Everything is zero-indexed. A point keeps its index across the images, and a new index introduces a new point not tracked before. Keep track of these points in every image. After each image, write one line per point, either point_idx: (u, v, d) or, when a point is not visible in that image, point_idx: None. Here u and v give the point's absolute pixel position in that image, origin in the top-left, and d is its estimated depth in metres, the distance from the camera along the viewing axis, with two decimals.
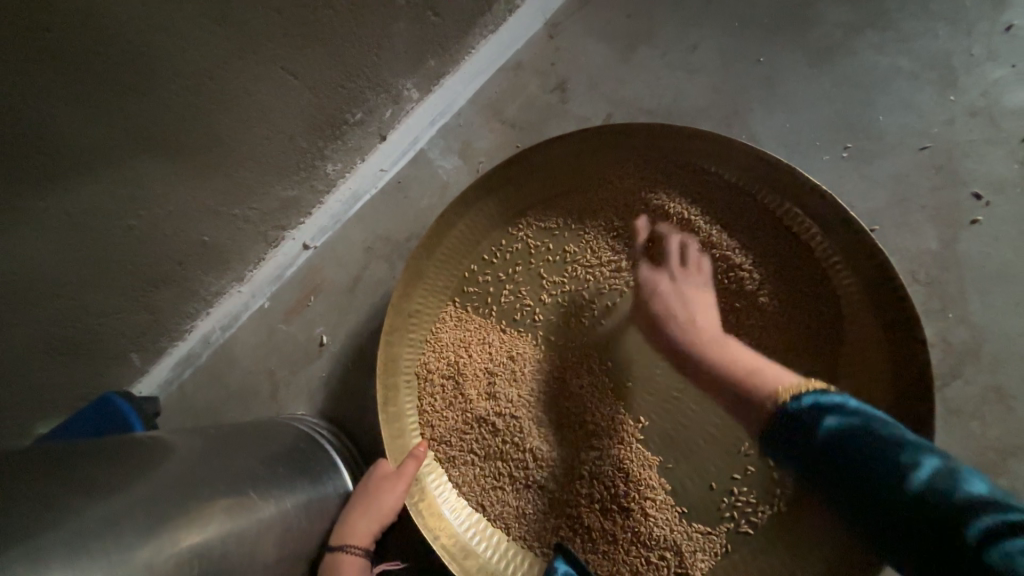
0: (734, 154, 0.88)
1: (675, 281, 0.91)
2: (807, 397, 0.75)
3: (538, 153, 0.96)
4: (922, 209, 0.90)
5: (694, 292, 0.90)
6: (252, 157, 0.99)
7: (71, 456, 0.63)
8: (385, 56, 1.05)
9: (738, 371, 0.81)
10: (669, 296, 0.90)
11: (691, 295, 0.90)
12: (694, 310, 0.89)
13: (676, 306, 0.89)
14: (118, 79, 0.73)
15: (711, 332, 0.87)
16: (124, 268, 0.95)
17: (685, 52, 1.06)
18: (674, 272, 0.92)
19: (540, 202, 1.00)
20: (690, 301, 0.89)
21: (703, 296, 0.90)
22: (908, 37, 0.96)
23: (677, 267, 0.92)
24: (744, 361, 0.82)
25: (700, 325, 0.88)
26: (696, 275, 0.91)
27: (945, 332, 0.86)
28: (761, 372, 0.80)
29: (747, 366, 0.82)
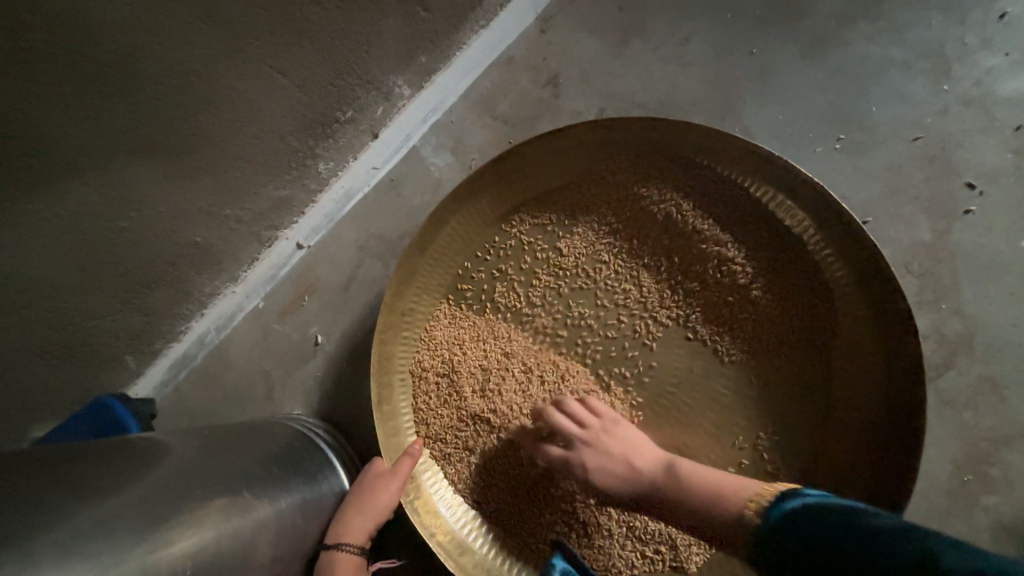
0: (725, 147, 0.87)
1: (596, 433, 0.85)
2: (769, 512, 0.63)
3: (529, 148, 0.95)
4: (915, 200, 0.90)
5: (615, 435, 0.84)
6: (243, 156, 0.99)
7: (64, 460, 0.63)
8: (375, 53, 1.04)
9: (697, 498, 0.72)
10: (604, 445, 0.83)
11: (618, 436, 0.84)
12: (628, 447, 0.82)
13: (614, 466, 0.82)
14: (104, 79, 0.72)
15: (653, 464, 0.80)
16: (116, 271, 0.94)
17: (678, 45, 1.05)
18: (585, 420, 0.86)
19: (532, 198, 1.00)
20: (618, 448, 0.83)
21: (621, 432, 0.84)
22: (901, 27, 0.95)
23: (582, 422, 0.86)
24: (691, 479, 0.74)
25: (643, 467, 0.80)
26: (600, 414, 0.87)
27: (938, 323, 0.86)
28: (717, 490, 0.71)
29: (700, 486, 0.73)
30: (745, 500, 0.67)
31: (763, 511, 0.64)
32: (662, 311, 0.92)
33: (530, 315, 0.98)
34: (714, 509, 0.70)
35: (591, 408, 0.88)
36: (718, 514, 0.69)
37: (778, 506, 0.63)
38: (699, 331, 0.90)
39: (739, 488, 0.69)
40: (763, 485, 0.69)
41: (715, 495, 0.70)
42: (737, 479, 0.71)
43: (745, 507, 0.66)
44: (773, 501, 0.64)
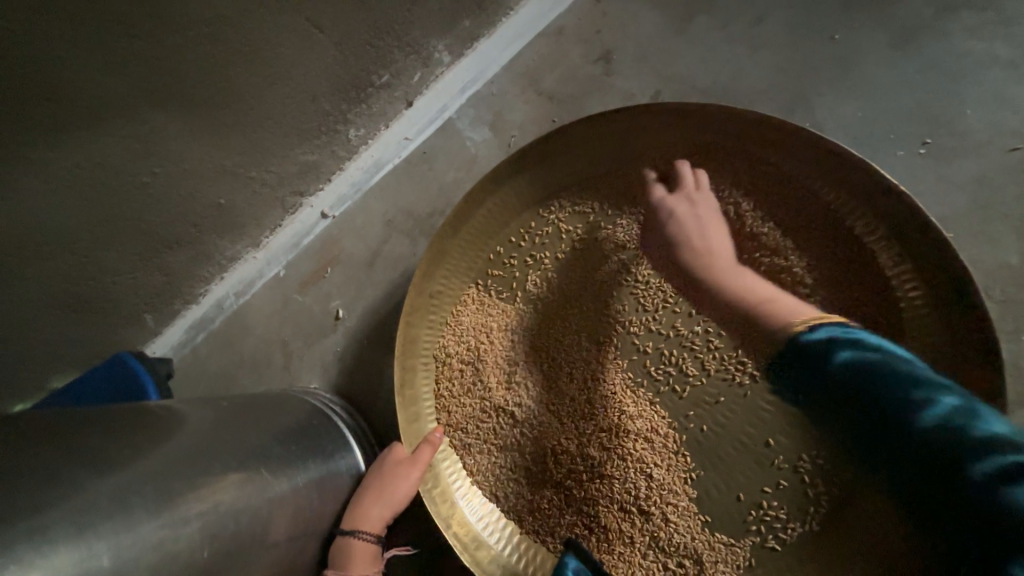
0: (798, 144, 0.80)
1: (694, 214, 0.85)
2: (822, 328, 0.72)
3: (657, 196, 0.88)
4: (1004, 218, 0.81)
5: (709, 225, 0.85)
6: (272, 116, 0.93)
7: (80, 423, 0.61)
8: (418, 13, 0.96)
9: (754, 305, 0.80)
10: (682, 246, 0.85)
11: (711, 223, 0.85)
12: (711, 237, 0.84)
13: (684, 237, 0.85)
14: (132, 21, 0.66)
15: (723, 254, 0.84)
16: (137, 228, 0.90)
17: (749, 26, 0.96)
18: (680, 215, 0.86)
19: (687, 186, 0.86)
20: (706, 231, 0.85)
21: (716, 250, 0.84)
22: (1010, 21, 0.84)
23: (706, 195, 0.86)
24: (753, 284, 0.81)
25: (722, 268, 0.83)
26: (708, 205, 0.85)
27: (1016, 355, 0.79)
28: (781, 303, 0.79)
29: (764, 294, 0.80)
30: (801, 315, 0.76)
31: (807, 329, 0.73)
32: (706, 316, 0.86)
33: (561, 307, 0.93)
34: (759, 312, 0.80)
35: (702, 202, 0.85)
36: (761, 319, 0.79)
37: (827, 327, 0.72)
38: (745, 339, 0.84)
39: (798, 311, 0.77)
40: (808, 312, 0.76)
41: (763, 309, 0.79)
42: (801, 304, 0.78)
43: (795, 321, 0.76)
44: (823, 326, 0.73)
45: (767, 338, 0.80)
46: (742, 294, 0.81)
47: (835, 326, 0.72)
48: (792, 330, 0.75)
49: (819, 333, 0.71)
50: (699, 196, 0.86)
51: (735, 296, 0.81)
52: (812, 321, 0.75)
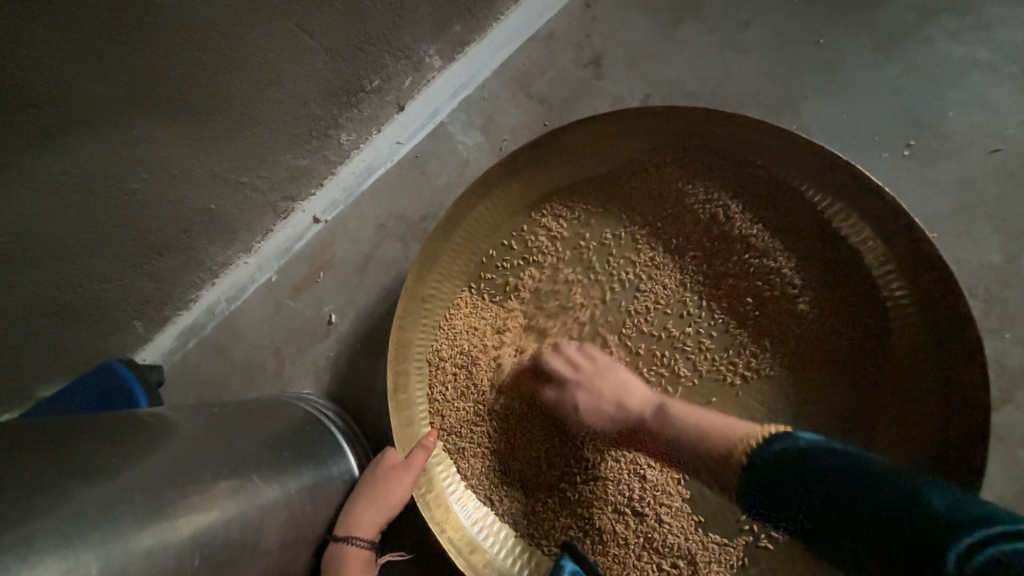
0: (786, 146, 0.81)
1: (591, 377, 0.85)
2: (773, 442, 0.67)
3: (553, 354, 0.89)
4: (986, 218, 0.83)
5: (617, 386, 0.84)
6: (263, 122, 0.93)
7: (67, 433, 0.60)
8: (408, 18, 0.97)
9: (691, 429, 0.76)
10: (594, 386, 0.84)
11: (613, 380, 0.85)
12: (623, 387, 0.84)
13: (607, 412, 0.84)
14: (119, 27, 0.66)
15: (644, 403, 0.83)
16: (126, 234, 0.90)
17: (736, 30, 0.97)
18: (579, 366, 0.86)
19: (563, 375, 0.86)
20: (613, 393, 0.83)
21: (613, 376, 0.85)
22: (990, 25, 0.86)
23: (604, 365, 0.86)
24: (685, 415, 0.78)
25: (640, 406, 0.82)
26: (598, 360, 0.87)
27: (1000, 353, 0.80)
28: (716, 424, 0.75)
29: (695, 417, 0.77)
30: (747, 434, 0.71)
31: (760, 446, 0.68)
32: (697, 317, 0.87)
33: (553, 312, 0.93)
34: (699, 448, 0.75)
35: (587, 355, 0.88)
36: (695, 446, 0.76)
37: (773, 443, 0.67)
38: (735, 340, 0.85)
39: (731, 430, 0.73)
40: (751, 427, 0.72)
41: (708, 433, 0.74)
42: (734, 419, 0.75)
43: (735, 450, 0.70)
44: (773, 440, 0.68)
45: (714, 464, 0.74)
46: (677, 423, 0.78)
47: (774, 440, 0.67)
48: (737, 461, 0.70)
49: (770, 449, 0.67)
50: (586, 369, 0.86)
51: (670, 436, 0.78)
52: (766, 438, 0.69)
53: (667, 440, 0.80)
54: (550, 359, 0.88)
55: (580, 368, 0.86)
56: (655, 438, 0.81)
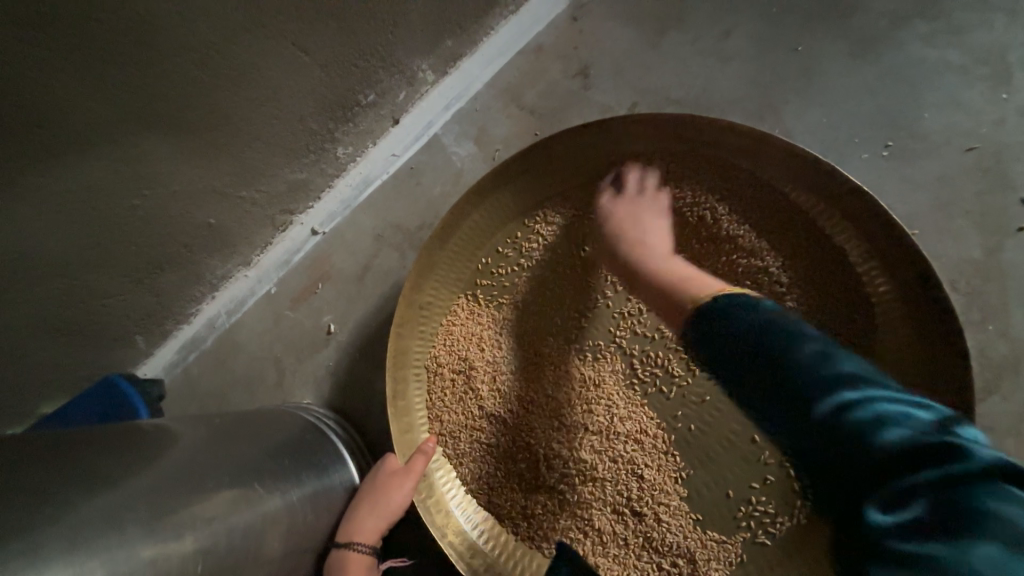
0: (768, 150, 0.83)
1: (638, 212, 0.90)
2: (721, 298, 0.70)
3: (605, 200, 0.92)
4: (965, 214, 0.85)
5: (649, 221, 0.89)
6: (261, 137, 0.95)
7: (72, 443, 0.61)
8: (400, 35, 1.00)
9: (666, 280, 0.80)
10: (631, 209, 0.90)
11: (648, 228, 0.88)
12: (648, 238, 0.87)
13: (627, 244, 0.87)
14: (121, 50, 0.69)
15: (660, 251, 0.86)
16: (128, 250, 0.92)
17: (718, 39, 1.00)
18: (618, 213, 0.90)
19: (608, 215, 0.91)
20: (637, 234, 0.88)
21: (655, 225, 0.89)
22: (960, 29, 0.90)
23: (649, 196, 0.91)
24: (675, 269, 0.82)
25: (650, 249, 0.86)
26: (652, 206, 0.90)
27: (984, 345, 0.82)
28: (691, 284, 0.77)
29: (673, 279, 0.80)
30: (704, 291, 0.74)
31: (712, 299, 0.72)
32: None
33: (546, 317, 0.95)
34: (670, 292, 0.78)
35: (634, 208, 0.90)
36: (665, 295, 0.79)
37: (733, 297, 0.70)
38: None
39: (703, 286, 0.76)
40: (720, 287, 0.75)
41: (671, 283, 0.79)
42: (710, 283, 0.77)
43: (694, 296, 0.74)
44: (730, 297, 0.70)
45: (666, 312, 0.78)
46: (662, 279, 0.81)
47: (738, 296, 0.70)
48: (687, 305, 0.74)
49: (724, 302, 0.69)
50: (647, 198, 0.91)
51: (654, 287, 0.81)
52: (712, 295, 0.72)
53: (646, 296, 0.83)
54: (609, 196, 0.92)
55: (640, 193, 0.91)
56: (642, 284, 0.84)
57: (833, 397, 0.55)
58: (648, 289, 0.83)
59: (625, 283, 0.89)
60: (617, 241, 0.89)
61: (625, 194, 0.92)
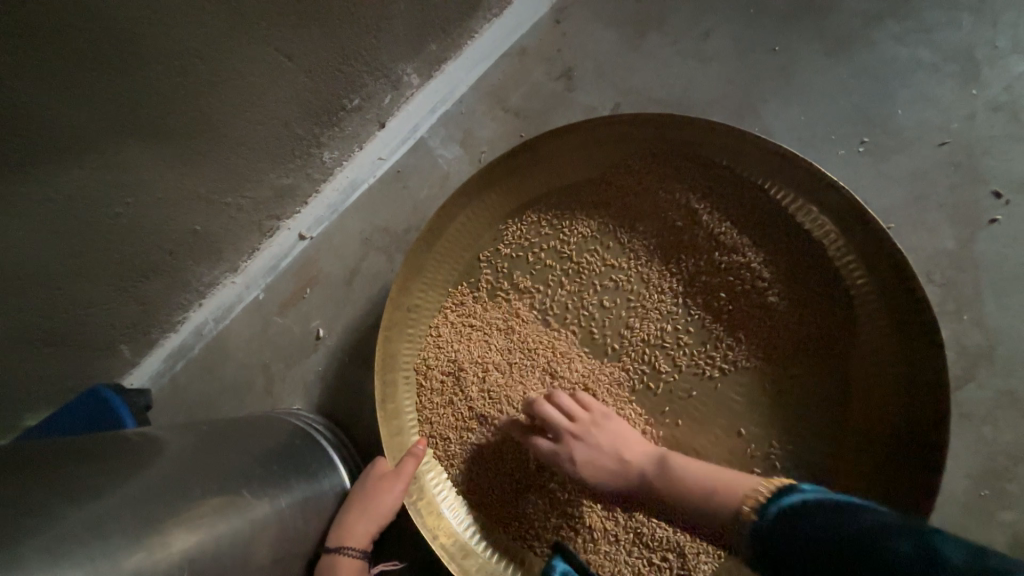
0: (748, 148, 0.85)
1: (587, 429, 0.82)
2: (771, 501, 0.58)
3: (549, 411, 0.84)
4: (939, 207, 0.88)
5: (614, 443, 0.80)
6: (245, 144, 0.95)
7: (55, 455, 0.60)
8: (384, 39, 1.01)
9: (694, 488, 0.68)
10: (592, 438, 0.81)
11: (612, 433, 0.81)
12: (620, 444, 0.80)
13: (607, 465, 0.78)
14: (100, 58, 0.69)
15: (646, 457, 0.78)
16: (110, 257, 0.91)
17: (698, 40, 1.02)
18: (575, 415, 0.83)
19: (560, 428, 0.83)
20: (610, 446, 0.80)
21: (613, 427, 0.82)
22: (930, 28, 0.92)
23: (593, 415, 0.84)
24: (694, 471, 0.70)
25: (635, 459, 0.77)
26: (596, 411, 0.84)
27: (959, 334, 0.84)
28: (723, 478, 0.67)
29: (699, 471, 0.70)
30: (747, 490, 0.62)
31: (769, 499, 0.58)
32: (675, 315, 0.90)
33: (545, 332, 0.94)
34: (715, 506, 0.64)
35: (582, 405, 0.85)
36: (700, 507, 0.67)
37: (781, 497, 0.58)
38: (712, 334, 0.88)
39: (738, 484, 0.65)
40: (765, 478, 0.63)
41: (710, 487, 0.67)
42: (745, 475, 0.66)
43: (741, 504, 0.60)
44: (771, 497, 0.59)
45: (726, 520, 0.63)
46: (680, 485, 0.70)
47: (786, 492, 0.58)
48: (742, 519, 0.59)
49: (776, 510, 0.57)
50: (585, 420, 0.83)
51: (683, 495, 0.69)
52: (763, 498, 0.59)
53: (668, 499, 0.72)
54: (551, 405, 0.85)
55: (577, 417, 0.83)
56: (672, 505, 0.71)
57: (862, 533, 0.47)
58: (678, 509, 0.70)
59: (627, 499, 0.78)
60: (602, 475, 0.79)
61: (562, 402, 0.85)
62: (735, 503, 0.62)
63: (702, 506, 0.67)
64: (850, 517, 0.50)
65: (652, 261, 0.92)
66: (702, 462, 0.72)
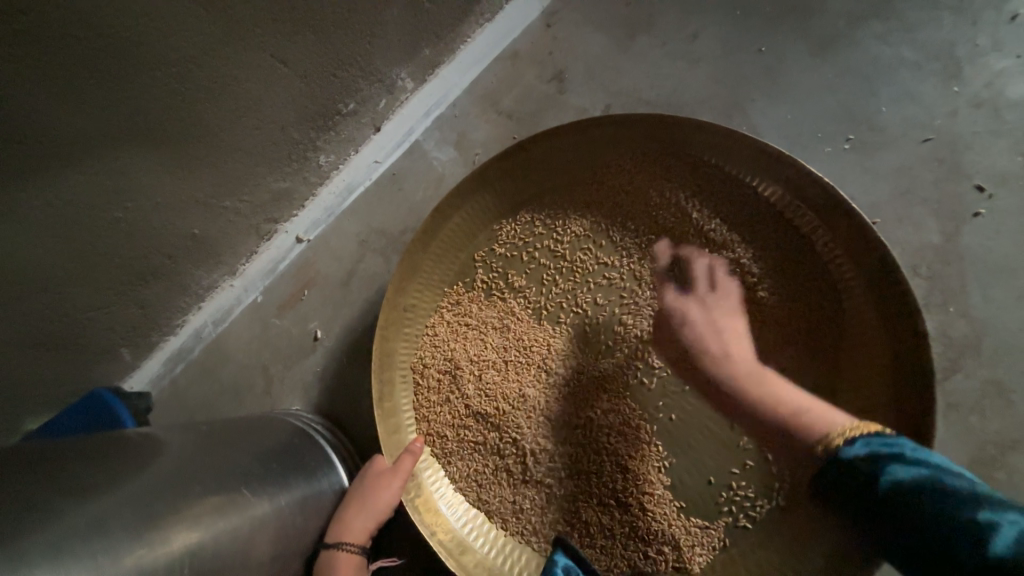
0: (736, 145, 0.86)
1: (699, 320, 0.84)
2: (863, 440, 0.65)
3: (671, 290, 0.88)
4: (923, 202, 0.89)
5: (729, 333, 0.83)
6: (243, 148, 0.97)
7: (57, 454, 0.62)
8: (378, 44, 1.02)
9: (788, 408, 0.73)
10: (710, 317, 0.84)
11: (729, 327, 0.83)
12: (730, 337, 0.82)
13: (715, 349, 0.81)
14: (100, 65, 0.71)
15: (749, 364, 0.79)
16: (110, 261, 0.92)
17: (686, 42, 1.04)
18: (684, 308, 0.86)
19: (698, 291, 0.87)
20: (722, 342, 0.82)
21: (733, 322, 0.84)
22: (912, 27, 0.94)
23: (716, 296, 0.86)
24: (793, 394, 0.74)
25: (742, 359, 0.80)
26: (729, 299, 0.86)
27: (945, 326, 0.86)
28: (813, 413, 0.71)
29: (794, 406, 0.73)
30: (840, 428, 0.68)
31: (845, 443, 0.66)
32: None
33: (541, 329, 0.96)
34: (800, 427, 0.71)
35: (725, 296, 0.86)
36: (793, 427, 0.71)
37: (878, 439, 0.65)
38: None
39: (830, 420, 0.70)
40: (854, 421, 0.69)
41: (802, 416, 0.71)
42: (837, 412, 0.71)
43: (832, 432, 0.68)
44: (870, 436, 0.66)
45: (808, 444, 0.70)
46: (775, 401, 0.74)
47: (880, 437, 0.65)
48: (830, 442, 0.67)
49: (862, 448, 0.64)
50: (715, 296, 0.86)
51: (771, 409, 0.74)
52: (853, 435, 0.66)
53: (750, 408, 0.76)
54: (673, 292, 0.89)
55: (710, 292, 0.87)
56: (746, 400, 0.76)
57: (923, 487, 0.57)
58: (748, 414, 0.77)
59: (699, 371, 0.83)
60: (701, 356, 0.82)
61: (699, 292, 0.87)
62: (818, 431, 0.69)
63: (788, 424, 0.72)
64: (896, 471, 0.60)
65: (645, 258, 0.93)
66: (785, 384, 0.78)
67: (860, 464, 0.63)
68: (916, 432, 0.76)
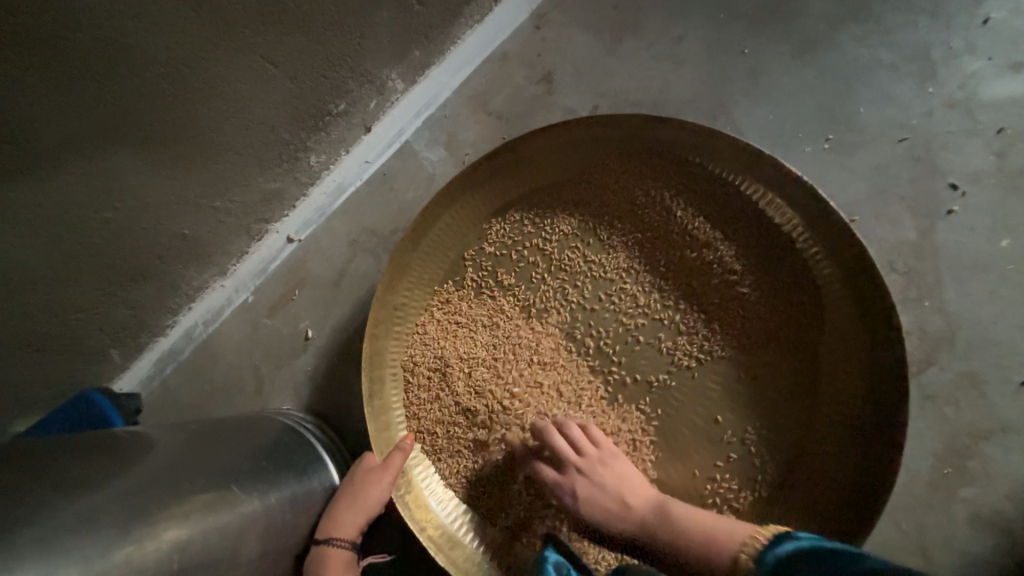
0: (719, 145, 0.88)
1: (591, 466, 0.84)
2: (770, 553, 0.60)
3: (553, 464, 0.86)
4: (900, 200, 0.92)
5: (615, 481, 0.83)
6: (233, 148, 0.98)
7: (47, 453, 0.62)
8: (368, 46, 1.03)
9: (694, 542, 0.72)
10: (598, 476, 0.83)
11: (615, 472, 0.84)
12: (624, 484, 0.82)
13: (609, 507, 0.81)
14: (89, 66, 0.71)
15: (649, 503, 0.80)
16: (100, 262, 0.92)
17: (671, 44, 1.06)
18: (581, 447, 0.85)
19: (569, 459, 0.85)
20: (614, 488, 0.82)
21: (618, 466, 0.84)
22: (889, 30, 0.97)
23: (590, 454, 0.85)
24: (693, 523, 0.74)
25: (637, 502, 0.80)
26: (602, 450, 0.85)
27: (921, 320, 0.88)
28: (720, 535, 0.70)
29: (703, 529, 0.73)
30: (740, 545, 0.66)
31: (761, 555, 0.61)
32: (653, 308, 0.92)
33: (530, 327, 0.97)
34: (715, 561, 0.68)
35: (590, 442, 0.86)
36: (707, 563, 0.69)
37: (776, 545, 0.61)
38: (689, 326, 0.91)
39: (731, 538, 0.69)
40: (756, 529, 0.67)
41: (705, 543, 0.71)
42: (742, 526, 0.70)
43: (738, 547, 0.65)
44: (770, 542, 0.62)
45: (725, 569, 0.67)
46: (681, 531, 0.74)
47: (785, 539, 0.61)
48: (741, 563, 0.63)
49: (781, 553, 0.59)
50: (588, 452, 0.85)
51: (680, 542, 0.73)
52: (759, 546, 0.63)
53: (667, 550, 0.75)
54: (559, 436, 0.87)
55: (581, 451, 0.85)
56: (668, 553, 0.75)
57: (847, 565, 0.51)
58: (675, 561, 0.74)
59: (625, 545, 0.80)
60: (597, 511, 0.82)
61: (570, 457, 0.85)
62: (726, 554, 0.67)
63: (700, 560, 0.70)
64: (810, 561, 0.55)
65: (632, 257, 0.95)
66: (700, 510, 0.77)
67: (776, 568, 0.58)
68: (891, 422, 0.78)
